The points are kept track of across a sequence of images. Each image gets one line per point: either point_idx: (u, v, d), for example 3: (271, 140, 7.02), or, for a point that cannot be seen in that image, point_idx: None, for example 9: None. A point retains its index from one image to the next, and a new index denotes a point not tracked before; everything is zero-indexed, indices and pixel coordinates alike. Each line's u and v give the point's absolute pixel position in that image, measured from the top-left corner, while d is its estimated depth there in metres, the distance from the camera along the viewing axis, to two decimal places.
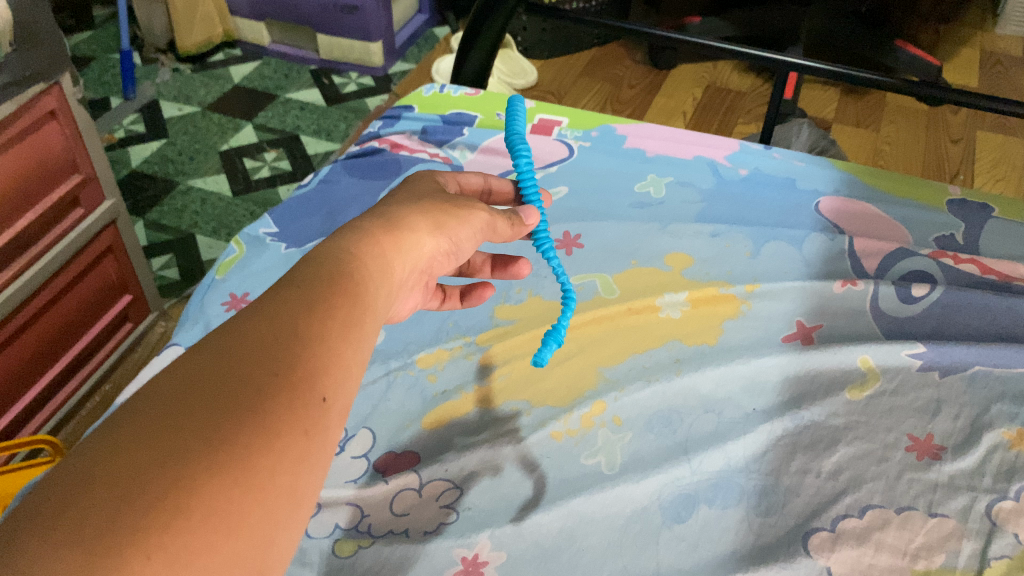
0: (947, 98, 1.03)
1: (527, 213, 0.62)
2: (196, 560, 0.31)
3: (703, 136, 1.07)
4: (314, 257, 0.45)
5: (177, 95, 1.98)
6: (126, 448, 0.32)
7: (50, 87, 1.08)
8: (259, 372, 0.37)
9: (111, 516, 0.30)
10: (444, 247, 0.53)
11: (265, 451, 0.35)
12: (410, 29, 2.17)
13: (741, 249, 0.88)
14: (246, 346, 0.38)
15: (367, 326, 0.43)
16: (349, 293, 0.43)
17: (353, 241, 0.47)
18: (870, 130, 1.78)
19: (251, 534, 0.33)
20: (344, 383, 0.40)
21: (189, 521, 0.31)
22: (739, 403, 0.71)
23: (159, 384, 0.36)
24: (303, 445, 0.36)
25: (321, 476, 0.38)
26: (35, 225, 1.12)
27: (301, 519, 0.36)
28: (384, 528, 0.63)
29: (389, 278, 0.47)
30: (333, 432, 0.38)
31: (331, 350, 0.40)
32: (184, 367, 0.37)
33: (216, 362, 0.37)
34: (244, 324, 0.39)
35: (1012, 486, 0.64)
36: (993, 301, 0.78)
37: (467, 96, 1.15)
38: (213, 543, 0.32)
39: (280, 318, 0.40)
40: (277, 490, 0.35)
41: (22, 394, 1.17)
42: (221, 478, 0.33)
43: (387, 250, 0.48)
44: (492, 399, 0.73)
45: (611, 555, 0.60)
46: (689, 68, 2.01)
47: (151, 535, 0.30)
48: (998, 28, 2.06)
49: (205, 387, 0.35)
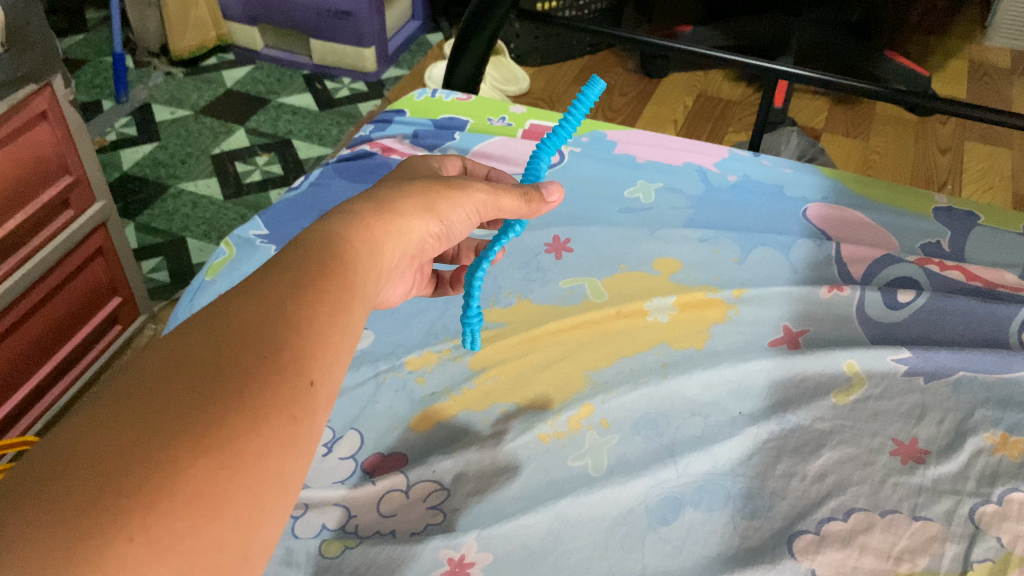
0: (935, 106, 1.04)
1: (548, 190, 0.60)
2: (179, 544, 0.31)
3: (692, 142, 1.08)
4: (303, 240, 0.45)
5: (169, 99, 1.98)
6: (110, 426, 0.32)
7: (41, 88, 1.08)
8: (246, 354, 0.37)
9: (94, 496, 0.30)
10: (435, 230, 0.53)
11: (251, 433, 0.35)
12: (403, 36, 2.18)
13: (728, 255, 0.89)
14: (234, 328, 0.38)
15: (356, 311, 0.43)
16: (339, 278, 0.43)
17: (342, 225, 0.47)
18: (859, 139, 1.80)
19: (236, 518, 0.33)
20: (332, 368, 0.40)
21: (172, 503, 0.31)
22: (725, 406, 0.72)
23: (145, 364, 0.36)
24: (290, 429, 0.36)
25: (308, 460, 0.38)
26: (24, 226, 1.12)
27: (286, 504, 0.37)
28: (372, 529, 0.64)
29: (379, 263, 0.47)
30: (320, 417, 0.39)
31: (320, 334, 0.40)
32: (171, 347, 0.37)
33: (202, 343, 0.37)
34: (233, 306, 0.39)
35: (995, 490, 0.64)
36: (978, 306, 0.79)
37: (459, 101, 1.16)
38: (197, 526, 0.32)
39: (268, 300, 0.40)
40: (263, 474, 0.35)
41: (10, 394, 1.17)
42: (207, 460, 0.33)
43: (377, 236, 0.48)
44: (480, 402, 0.73)
45: (598, 557, 0.61)
46: (680, 76, 2.02)
47: (134, 517, 0.30)
48: (986, 39, 2.09)
49: (191, 367, 0.36)
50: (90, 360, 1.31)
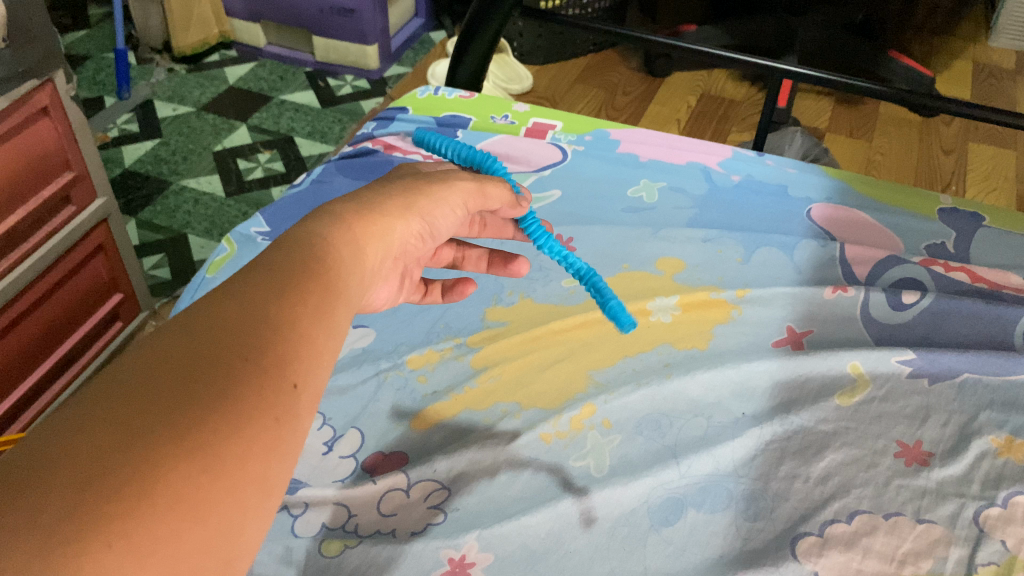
0: (941, 106, 1.03)
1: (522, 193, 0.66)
2: (160, 549, 0.31)
3: (695, 142, 1.07)
4: (285, 241, 0.44)
5: (171, 95, 1.98)
6: (89, 428, 0.32)
7: (43, 83, 1.08)
8: (228, 356, 0.37)
9: (73, 499, 0.30)
10: (418, 228, 0.53)
11: (234, 437, 0.34)
12: (406, 33, 2.18)
13: (732, 255, 0.88)
14: (216, 329, 0.37)
15: (339, 313, 0.43)
16: (323, 278, 0.43)
17: (325, 225, 0.46)
18: (862, 140, 1.79)
19: (218, 522, 0.33)
20: (317, 370, 0.40)
21: (153, 508, 0.31)
22: (728, 407, 0.71)
23: (125, 365, 0.35)
24: (274, 432, 0.36)
25: (292, 463, 0.38)
26: (26, 222, 1.11)
27: (269, 508, 0.36)
28: (372, 528, 0.63)
29: (362, 265, 0.46)
30: (304, 419, 0.38)
31: (303, 335, 0.40)
32: (153, 348, 0.36)
33: (185, 344, 0.36)
34: (214, 306, 0.39)
35: (1000, 493, 0.64)
36: (983, 308, 0.79)
37: (461, 99, 1.15)
38: (179, 531, 0.31)
39: (250, 301, 0.39)
40: (247, 478, 0.35)
41: (10, 391, 1.16)
42: (189, 463, 0.33)
43: (360, 235, 0.48)
44: (481, 401, 0.73)
45: (600, 558, 0.60)
46: (684, 76, 2.01)
47: (114, 522, 0.30)
48: (991, 40, 2.08)
49: (172, 368, 0.35)
50: (91, 356, 1.31)
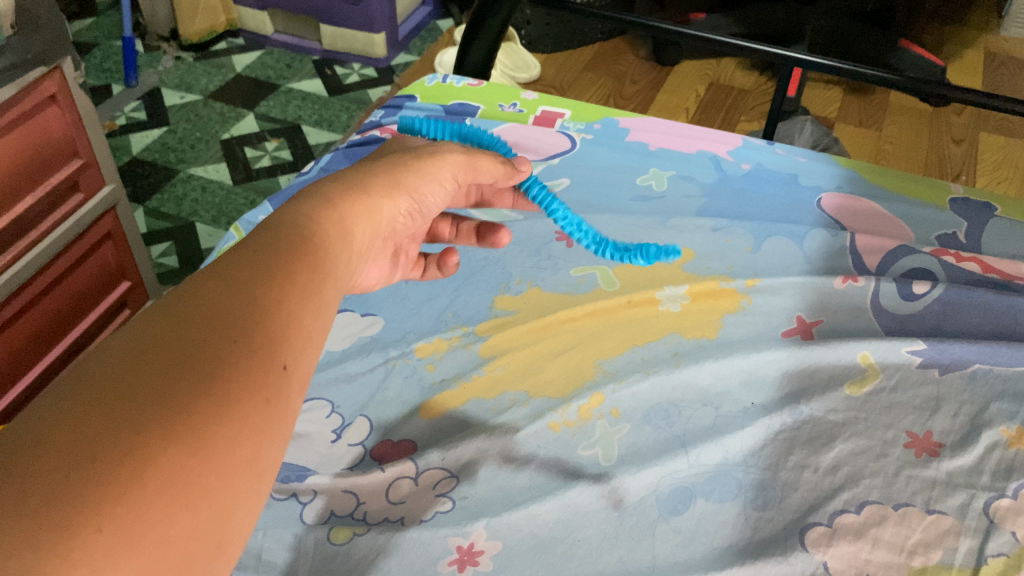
0: (953, 96, 1.02)
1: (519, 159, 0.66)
2: (150, 533, 0.31)
3: (703, 130, 1.07)
4: (275, 221, 0.44)
5: (178, 83, 1.98)
6: (76, 413, 0.32)
7: (51, 71, 1.08)
8: (216, 338, 0.37)
9: (60, 483, 0.30)
10: (406, 207, 0.53)
11: (223, 421, 0.34)
12: (412, 21, 2.17)
13: (741, 245, 0.88)
14: (203, 311, 0.37)
15: (327, 294, 0.43)
16: (311, 259, 0.43)
17: (312, 206, 0.46)
18: (872, 129, 1.78)
19: (210, 506, 0.33)
20: (305, 350, 0.40)
21: (143, 493, 0.31)
22: (737, 397, 0.71)
23: (110, 347, 0.35)
24: (264, 414, 0.36)
25: (283, 446, 0.38)
26: (35, 208, 1.12)
27: (260, 492, 0.36)
28: (379, 516, 0.63)
29: (349, 245, 0.46)
30: (294, 401, 0.39)
31: (292, 316, 0.40)
32: (138, 331, 0.36)
33: (172, 327, 0.36)
34: (200, 288, 0.38)
35: (1010, 485, 0.63)
36: (995, 298, 0.78)
37: (469, 87, 1.15)
38: (171, 515, 0.32)
39: (238, 282, 0.39)
40: (237, 462, 0.35)
41: (22, 375, 1.16)
42: (179, 445, 0.33)
43: (347, 216, 0.47)
44: (489, 390, 0.73)
45: (607, 547, 0.60)
46: (693, 64, 2.00)
47: (103, 507, 0.30)
48: (1002, 29, 2.05)
49: (159, 352, 0.35)
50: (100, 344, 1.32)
